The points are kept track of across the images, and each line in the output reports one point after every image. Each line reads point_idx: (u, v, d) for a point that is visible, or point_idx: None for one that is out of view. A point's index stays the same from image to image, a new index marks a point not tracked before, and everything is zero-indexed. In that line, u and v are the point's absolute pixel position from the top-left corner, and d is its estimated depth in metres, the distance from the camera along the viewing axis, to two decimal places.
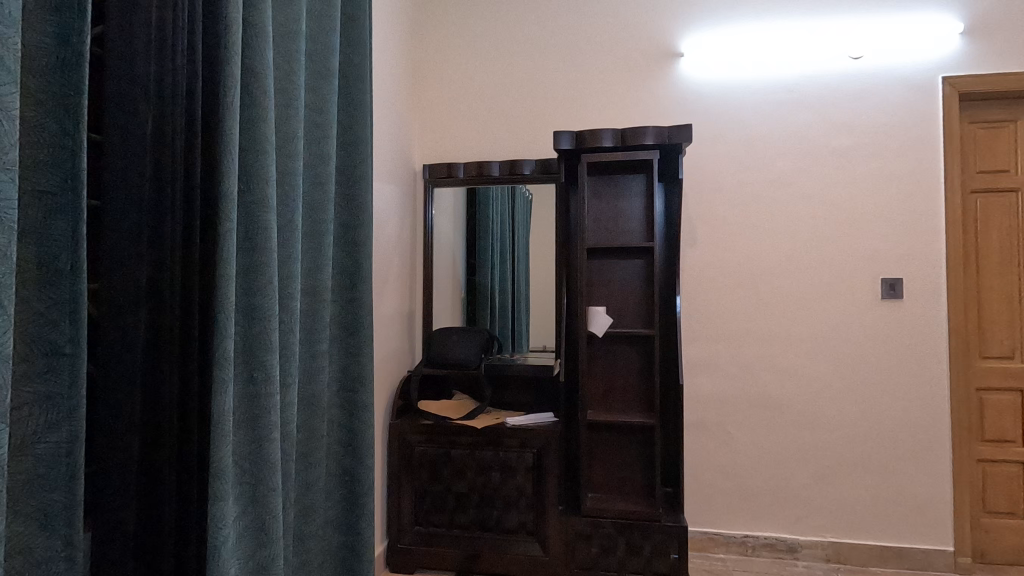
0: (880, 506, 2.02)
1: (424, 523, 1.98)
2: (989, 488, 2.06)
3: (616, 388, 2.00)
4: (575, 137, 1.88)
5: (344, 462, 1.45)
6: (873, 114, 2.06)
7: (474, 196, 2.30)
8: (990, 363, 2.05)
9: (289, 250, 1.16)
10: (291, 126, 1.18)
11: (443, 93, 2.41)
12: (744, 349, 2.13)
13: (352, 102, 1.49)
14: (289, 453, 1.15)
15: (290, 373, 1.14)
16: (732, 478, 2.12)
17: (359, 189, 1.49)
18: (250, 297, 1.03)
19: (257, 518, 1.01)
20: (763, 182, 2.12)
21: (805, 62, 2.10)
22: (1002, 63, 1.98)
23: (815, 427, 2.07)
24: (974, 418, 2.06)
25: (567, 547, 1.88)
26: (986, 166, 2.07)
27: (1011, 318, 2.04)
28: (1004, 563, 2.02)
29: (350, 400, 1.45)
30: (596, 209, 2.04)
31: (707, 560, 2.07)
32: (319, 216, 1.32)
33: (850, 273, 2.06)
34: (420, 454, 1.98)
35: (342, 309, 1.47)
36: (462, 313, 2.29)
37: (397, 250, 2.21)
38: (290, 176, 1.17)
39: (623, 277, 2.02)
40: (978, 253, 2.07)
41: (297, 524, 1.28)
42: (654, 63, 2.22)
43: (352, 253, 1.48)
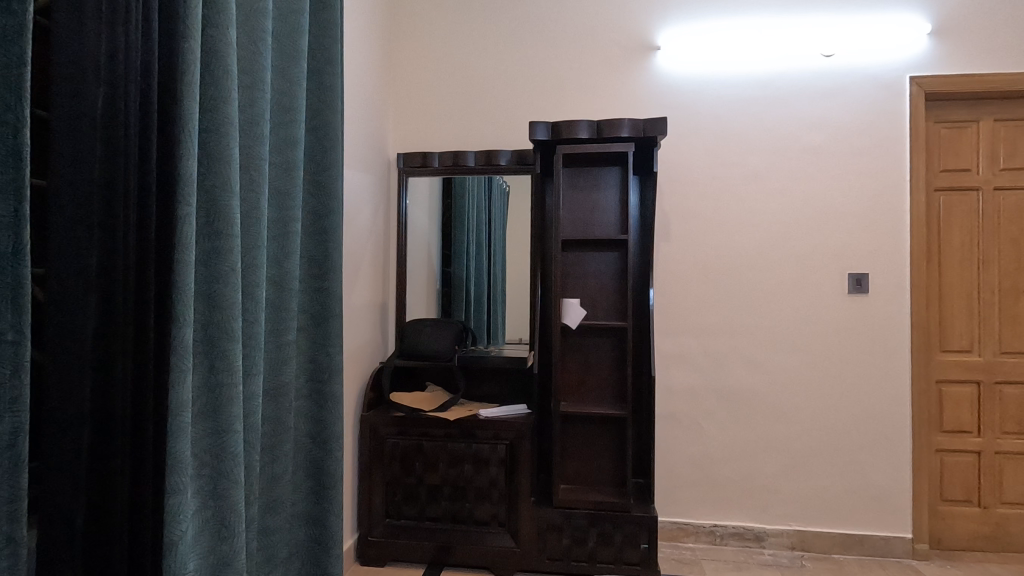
0: (844, 496, 2.07)
1: (396, 516, 1.97)
2: (946, 477, 2.13)
3: (589, 380, 2.01)
4: (551, 128, 1.87)
5: (312, 453, 1.42)
6: (844, 111, 2.09)
7: (451, 186, 2.27)
8: (950, 356, 2.12)
9: (254, 236, 1.12)
10: (257, 108, 1.14)
11: (418, 80, 2.37)
12: (716, 342, 2.15)
13: (322, 87, 1.44)
14: (253, 446, 1.12)
15: (255, 364, 1.11)
16: (702, 469, 2.15)
17: (329, 175, 1.45)
18: (212, 285, 1.00)
19: (218, 513, 0.98)
20: (736, 177, 2.14)
21: (778, 58, 2.12)
22: (965, 65, 2.04)
23: (783, 419, 2.11)
24: (934, 410, 2.13)
25: (539, 538, 1.89)
26: (950, 165, 2.12)
27: (970, 313, 2.11)
28: (958, 549, 2.10)
29: (319, 391, 1.43)
30: (571, 201, 2.03)
31: (676, 549, 2.10)
32: (287, 203, 1.28)
33: (819, 268, 2.09)
34: (391, 447, 1.96)
35: (311, 299, 1.44)
36: (436, 305, 2.27)
37: (370, 239, 2.17)
38: (256, 160, 1.13)
39: (597, 270, 2.02)
40: (941, 248, 2.12)
41: (262, 519, 1.25)
42: (631, 56, 2.22)
43: (321, 241, 1.44)
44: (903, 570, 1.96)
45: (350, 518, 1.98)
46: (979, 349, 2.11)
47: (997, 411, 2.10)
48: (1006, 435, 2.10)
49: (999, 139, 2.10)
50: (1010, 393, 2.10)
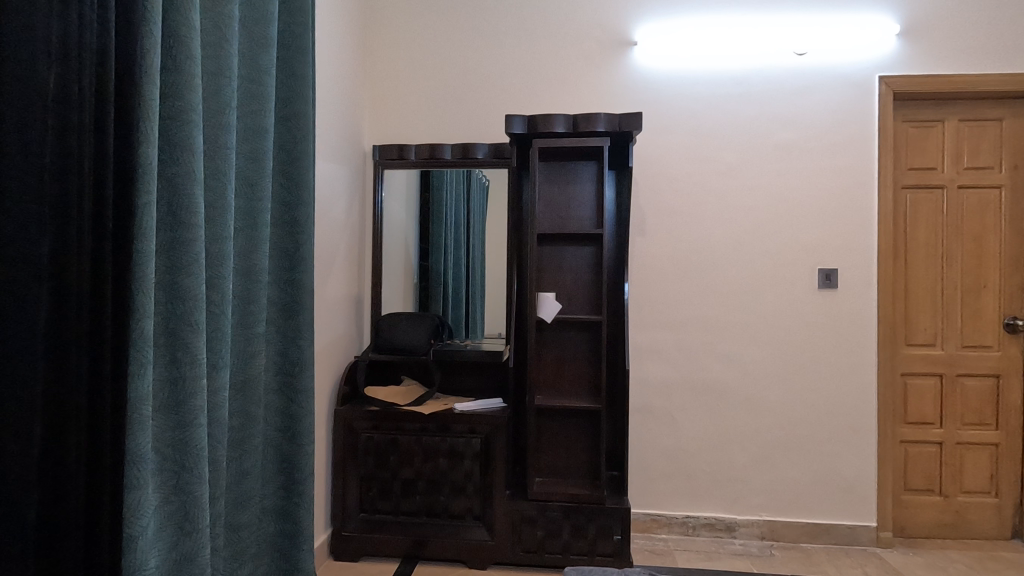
0: (812, 486, 2.12)
1: (370, 510, 1.96)
2: (910, 467, 2.19)
3: (564, 373, 2.02)
4: (527, 122, 1.87)
5: (282, 448, 1.40)
6: (816, 109, 2.13)
7: (428, 179, 2.25)
8: (914, 350, 2.17)
9: (220, 227, 1.10)
10: (224, 96, 1.11)
11: (394, 72, 2.34)
12: (689, 336, 2.18)
13: (293, 75, 1.42)
14: (219, 440, 1.10)
15: (221, 357, 1.09)
16: (675, 461, 2.18)
17: (300, 165, 1.43)
18: (174, 275, 0.98)
19: (181, 508, 0.96)
20: (710, 173, 2.17)
21: (752, 55, 2.15)
22: (931, 65, 2.09)
23: (754, 412, 2.15)
24: (898, 402, 2.18)
25: (513, 530, 1.90)
26: (917, 163, 2.17)
27: (933, 308, 2.17)
28: (920, 536, 2.17)
29: (289, 385, 1.41)
30: (547, 194, 2.03)
31: (650, 540, 2.13)
32: (256, 194, 1.26)
33: (790, 263, 2.13)
34: (366, 441, 1.94)
35: (280, 291, 1.42)
36: (413, 299, 2.25)
37: (345, 232, 2.14)
38: (222, 150, 1.11)
39: (573, 264, 2.03)
40: (907, 245, 2.18)
41: (229, 514, 1.24)
42: (608, 51, 2.23)
43: (291, 233, 1.42)
44: (867, 557, 2.01)
45: (324, 513, 1.97)
46: (943, 343, 2.17)
47: (958, 403, 2.17)
48: (967, 426, 2.17)
49: (963, 139, 2.16)
50: (970, 385, 2.17)
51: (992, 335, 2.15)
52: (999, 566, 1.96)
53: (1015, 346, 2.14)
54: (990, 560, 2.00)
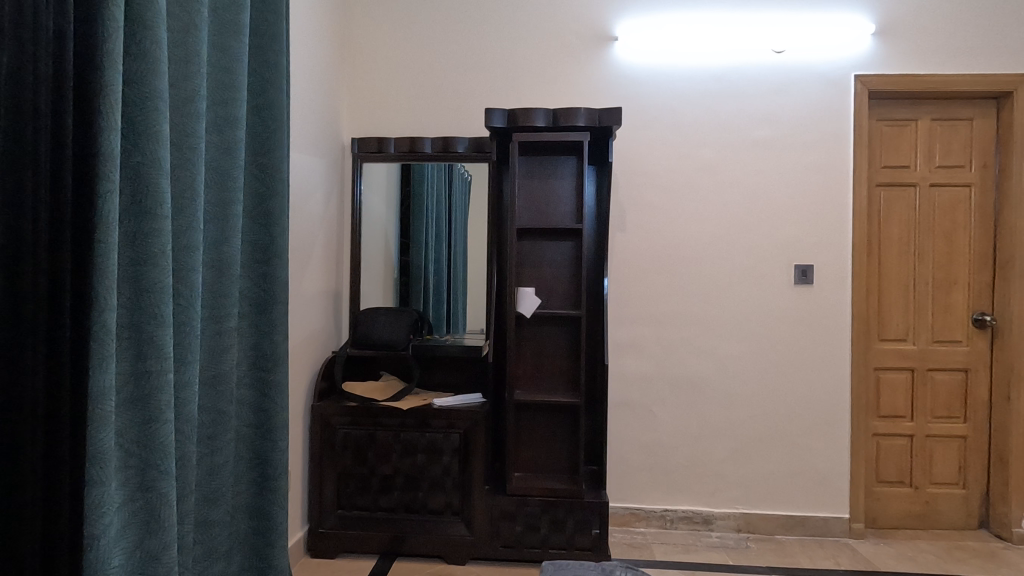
0: (787, 479, 2.15)
1: (348, 507, 1.94)
2: (882, 460, 2.23)
3: (544, 368, 2.02)
4: (507, 115, 1.86)
5: (256, 444, 1.38)
6: (793, 107, 2.15)
7: (408, 173, 2.23)
8: (887, 345, 2.22)
9: (189, 218, 1.08)
10: (193, 84, 1.08)
11: (373, 63, 2.31)
12: (669, 331, 2.19)
13: (266, 65, 1.39)
14: (188, 436, 1.08)
15: (189, 351, 1.07)
16: (653, 455, 2.19)
17: (273, 157, 1.40)
18: (139, 266, 0.95)
19: (146, 506, 0.94)
20: (690, 169, 2.18)
21: (731, 53, 2.16)
22: (905, 65, 2.13)
23: (731, 406, 2.17)
24: (871, 396, 2.22)
25: (492, 525, 1.90)
26: (891, 161, 2.20)
27: (906, 303, 2.21)
28: (891, 527, 2.22)
29: (262, 380, 1.39)
30: (527, 188, 2.02)
31: (628, 534, 2.15)
32: (228, 185, 1.23)
33: (767, 259, 2.15)
34: (343, 437, 1.92)
35: (253, 285, 1.39)
36: (393, 293, 2.23)
37: (323, 226, 2.11)
38: (191, 139, 1.08)
39: (552, 259, 2.02)
40: (881, 242, 2.21)
41: (199, 511, 1.22)
42: (589, 45, 2.22)
43: (265, 225, 1.39)
44: (840, 549, 2.05)
45: (300, 510, 1.94)
46: (914, 338, 2.21)
47: (929, 397, 2.22)
48: (937, 419, 2.22)
49: (935, 138, 2.20)
50: (940, 379, 2.21)
51: (961, 330, 2.20)
52: (967, 555, 2.02)
53: (983, 340, 2.20)
54: (958, 550, 2.06)
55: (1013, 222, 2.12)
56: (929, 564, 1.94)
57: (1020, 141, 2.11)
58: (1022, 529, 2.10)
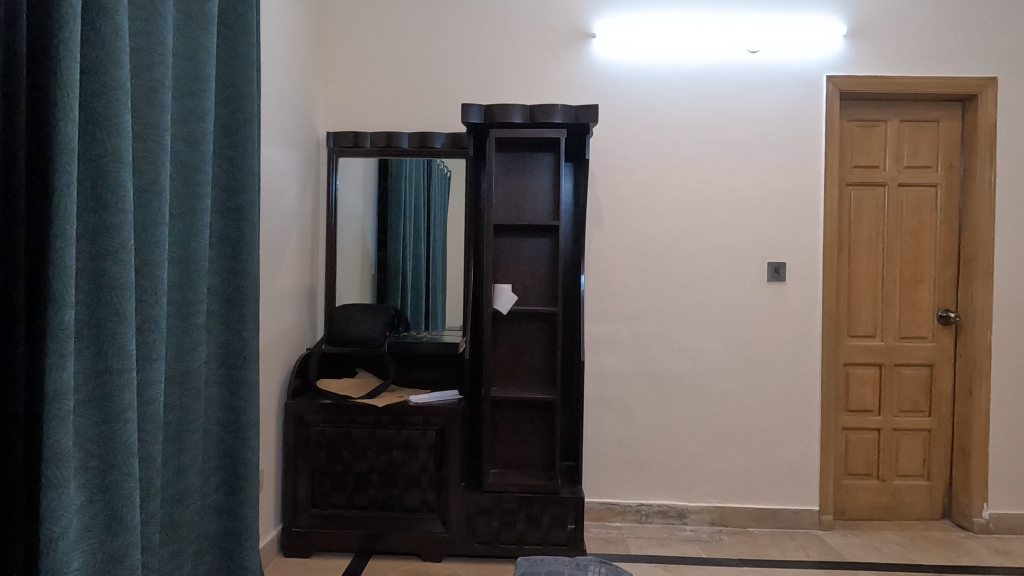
0: (759, 473, 2.19)
1: (322, 505, 1.92)
2: (851, 453, 2.28)
3: (521, 365, 2.02)
4: (484, 111, 1.85)
5: (226, 443, 1.36)
6: (767, 106, 2.18)
7: (385, 168, 2.20)
8: (856, 341, 2.26)
9: (153, 213, 1.05)
10: (156, 75, 1.06)
11: (349, 56, 2.27)
12: (645, 327, 2.21)
13: (235, 55, 1.36)
14: (152, 436, 1.05)
15: (154, 348, 1.04)
16: (629, 450, 2.21)
17: (243, 150, 1.37)
18: (99, 262, 0.92)
19: (108, 507, 0.92)
20: (666, 167, 2.19)
21: (707, 52, 2.18)
22: (875, 66, 2.17)
23: (706, 401, 2.20)
24: (841, 391, 2.27)
25: (468, 522, 1.89)
26: (861, 161, 2.24)
27: (874, 300, 2.26)
28: (859, 518, 2.27)
29: (232, 377, 1.36)
30: (504, 185, 2.01)
31: (604, 528, 2.17)
32: (194, 179, 1.21)
33: (741, 256, 2.18)
34: (318, 435, 1.90)
35: (222, 281, 1.36)
36: (370, 290, 2.21)
37: (297, 221, 2.08)
38: (155, 131, 1.06)
39: (529, 255, 2.02)
40: (851, 240, 2.25)
41: (166, 512, 1.20)
42: (567, 42, 2.22)
43: (234, 220, 1.36)
44: (810, 540, 2.09)
45: (273, 509, 1.92)
46: (882, 334, 2.26)
47: (895, 391, 2.28)
48: (903, 413, 2.28)
49: (903, 139, 2.25)
50: (907, 374, 2.27)
51: (926, 327, 2.26)
52: (930, 544, 2.08)
53: (947, 336, 2.26)
54: (922, 540, 2.12)
55: (976, 221, 2.18)
56: (895, 554, 2.00)
57: (984, 143, 2.17)
58: (982, 518, 2.17)
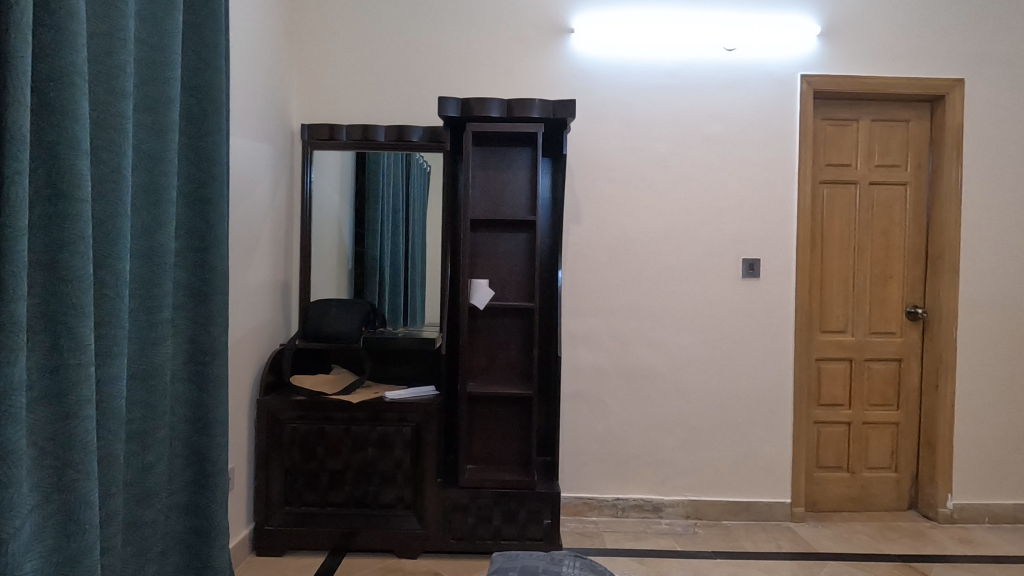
0: (733, 467, 2.22)
1: (296, 503, 1.89)
2: (822, 446, 2.33)
3: (498, 361, 2.01)
4: (461, 105, 1.84)
5: (192, 440, 1.32)
6: (743, 104, 2.20)
7: (362, 161, 2.17)
8: (828, 336, 2.31)
9: (114, 203, 1.02)
10: (118, 61, 1.03)
11: (324, 46, 2.23)
12: (622, 323, 2.22)
13: (202, 42, 1.32)
14: (114, 434, 1.02)
15: (116, 344, 1.01)
16: (606, 445, 2.22)
17: (210, 141, 1.33)
18: (55, 254, 0.89)
19: (65, 507, 0.89)
20: (643, 164, 2.20)
21: (684, 49, 2.19)
22: (848, 66, 2.20)
23: (682, 397, 2.22)
24: (813, 386, 2.31)
25: (444, 518, 1.88)
26: (834, 159, 2.28)
27: (846, 296, 2.30)
28: (830, 510, 2.32)
29: (199, 373, 1.33)
30: (481, 179, 2.00)
31: (581, 523, 2.18)
32: (158, 168, 1.17)
33: (717, 252, 2.21)
34: (291, 432, 1.87)
35: (189, 274, 1.33)
36: (345, 285, 2.18)
37: (270, 214, 2.03)
38: (117, 118, 1.02)
39: (506, 251, 2.01)
40: (824, 237, 2.29)
41: (131, 512, 1.16)
42: (545, 36, 2.21)
43: (201, 211, 1.33)
44: (782, 532, 2.13)
45: (245, 507, 1.88)
46: (853, 330, 2.31)
47: (865, 385, 2.32)
48: (872, 407, 2.33)
49: (875, 138, 2.29)
50: (876, 369, 2.32)
51: (895, 322, 2.31)
52: (897, 534, 2.13)
53: (915, 331, 2.31)
54: (889, 530, 2.17)
55: (944, 219, 2.23)
56: (862, 544, 2.04)
57: (951, 143, 2.22)
58: (947, 508, 2.23)
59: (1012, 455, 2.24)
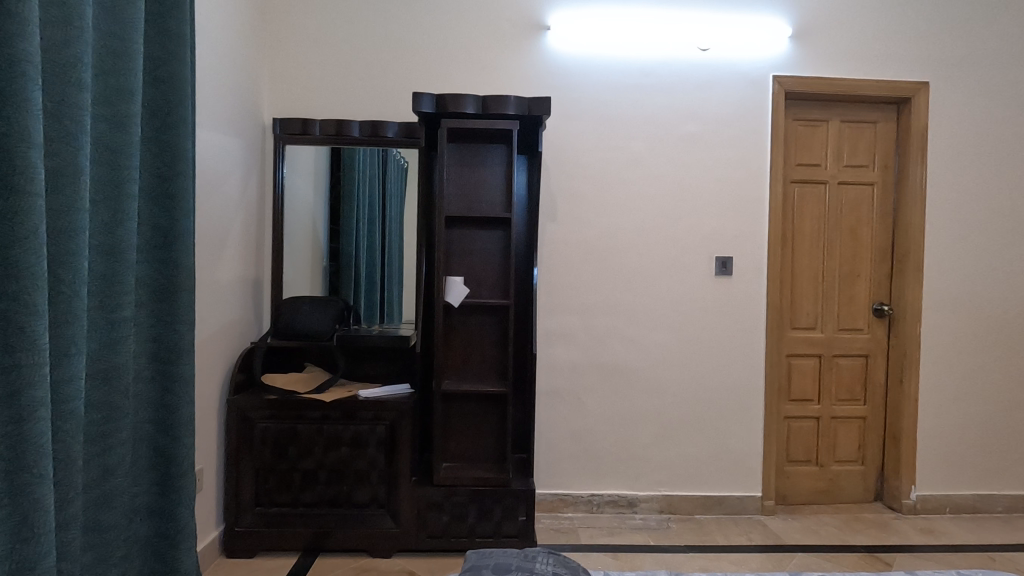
0: (706, 462, 2.26)
1: (267, 504, 1.86)
2: (792, 441, 2.38)
3: (473, 358, 2.01)
4: (436, 101, 1.82)
5: (157, 442, 1.29)
6: (716, 103, 2.23)
7: (336, 157, 2.14)
8: (799, 333, 2.35)
9: (70, 198, 0.98)
10: (73, 51, 0.99)
11: (297, 39, 2.19)
12: (598, 320, 2.23)
13: (166, 32, 1.29)
14: (72, 436, 0.99)
15: (73, 343, 0.98)
16: (581, 441, 2.23)
17: (175, 134, 1.30)
18: (5, 250, 0.85)
19: (18, 511, 0.86)
20: (618, 161, 2.21)
21: (659, 48, 2.21)
22: (818, 68, 2.24)
23: (656, 393, 2.24)
24: (784, 381, 2.36)
25: (419, 517, 1.88)
26: (804, 159, 2.32)
27: (816, 293, 2.35)
28: (799, 503, 2.37)
29: (164, 373, 1.30)
30: (457, 176, 1.99)
31: (556, 519, 2.19)
32: (119, 162, 1.14)
33: (690, 251, 2.23)
34: (262, 432, 1.84)
35: (153, 271, 1.29)
36: (319, 282, 2.15)
37: (240, 209, 1.99)
38: (74, 109, 0.99)
39: (481, 248, 2.01)
40: (795, 235, 2.33)
41: (91, 515, 1.13)
42: (522, 33, 2.21)
43: (166, 207, 1.30)
44: (753, 525, 2.17)
45: (215, 508, 1.85)
46: (823, 327, 2.36)
47: (833, 381, 2.38)
48: (841, 401, 2.38)
49: (844, 139, 2.34)
50: (844, 364, 2.38)
51: (863, 319, 2.37)
52: (863, 526, 2.19)
53: (882, 328, 2.37)
54: (856, 521, 2.23)
55: (910, 219, 2.29)
56: (830, 536, 2.09)
57: (916, 144, 2.28)
58: (911, 500, 2.30)
59: (972, 448, 2.32)
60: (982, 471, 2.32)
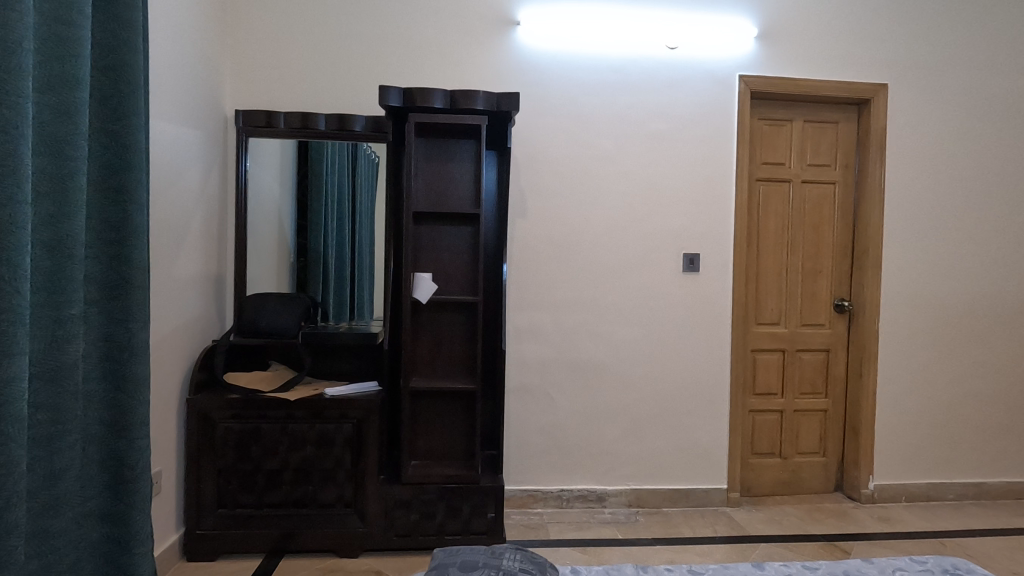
0: (673, 455, 2.29)
1: (230, 505, 1.82)
2: (757, 433, 2.43)
3: (441, 355, 1.99)
4: (403, 95, 1.80)
5: (109, 444, 1.25)
6: (684, 102, 2.25)
7: (302, 151, 2.09)
8: (763, 328, 2.40)
9: (10, 190, 0.93)
10: (12, 36, 0.94)
11: (260, 29, 2.13)
12: (568, 317, 2.24)
13: (117, 19, 1.23)
14: (13, 439, 0.95)
15: (13, 342, 0.94)
16: (551, 437, 2.24)
17: (126, 124, 1.25)
18: None
19: None
20: (588, 158, 2.22)
21: (629, 46, 2.22)
22: (782, 68, 2.29)
23: (626, 388, 2.26)
24: (749, 375, 2.40)
25: (386, 515, 1.86)
26: (769, 158, 2.36)
27: (780, 289, 2.40)
28: (763, 494, 2.42)
29: (116, 372, 1.25)
30: (425, 171, 1.97)
31: (526, 515, 2.19)
32: (64, 153, 1.08)
33: (658, 247, 2.25)
34: (224, 431, 1.79)
35: (104, 267, 1.24)
36: (284, 278, 2.10)
37: (200, 203, 1.93)
38: (13, 97, 0.94)
39: (450, 244, 1.99)
40: (760, 232, 2.38)
41: (36, 521, 1.09)
42: (492, 28, 2.19)
43: (117, 201, 1.25)
44: (718, 517, 2.21)
45: (174, 511, 1.80)
46: (786, 322, 2.41)
47: (796, 375, 2.43)
48: (803, 395, 2.45)
49: (807, 138, 2.39)
50: (807, 358, 2.44)
51: (824, 315, 2.43)
52: (823, 515, 2.25)
53: (842, 323, 2.44)
54: (817, 511, 2.29)
55: (869, 217, 2.35)
56: (792, 526, 2.15)
57: (875, 145, 2.34)
58: (868, 489, 2.37)
59: (926, 438, 2.41)
60: (936, 460, 2.41)
